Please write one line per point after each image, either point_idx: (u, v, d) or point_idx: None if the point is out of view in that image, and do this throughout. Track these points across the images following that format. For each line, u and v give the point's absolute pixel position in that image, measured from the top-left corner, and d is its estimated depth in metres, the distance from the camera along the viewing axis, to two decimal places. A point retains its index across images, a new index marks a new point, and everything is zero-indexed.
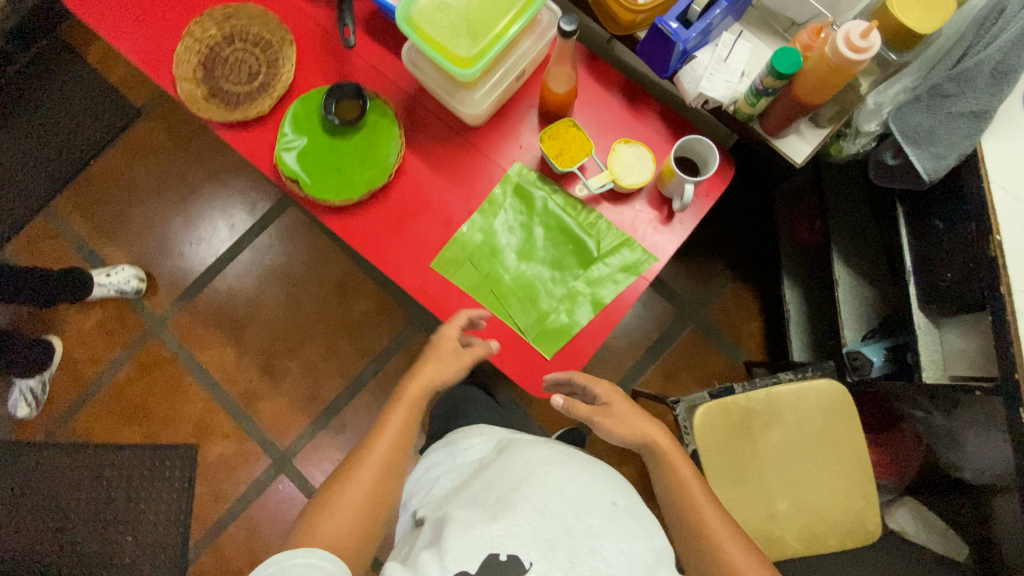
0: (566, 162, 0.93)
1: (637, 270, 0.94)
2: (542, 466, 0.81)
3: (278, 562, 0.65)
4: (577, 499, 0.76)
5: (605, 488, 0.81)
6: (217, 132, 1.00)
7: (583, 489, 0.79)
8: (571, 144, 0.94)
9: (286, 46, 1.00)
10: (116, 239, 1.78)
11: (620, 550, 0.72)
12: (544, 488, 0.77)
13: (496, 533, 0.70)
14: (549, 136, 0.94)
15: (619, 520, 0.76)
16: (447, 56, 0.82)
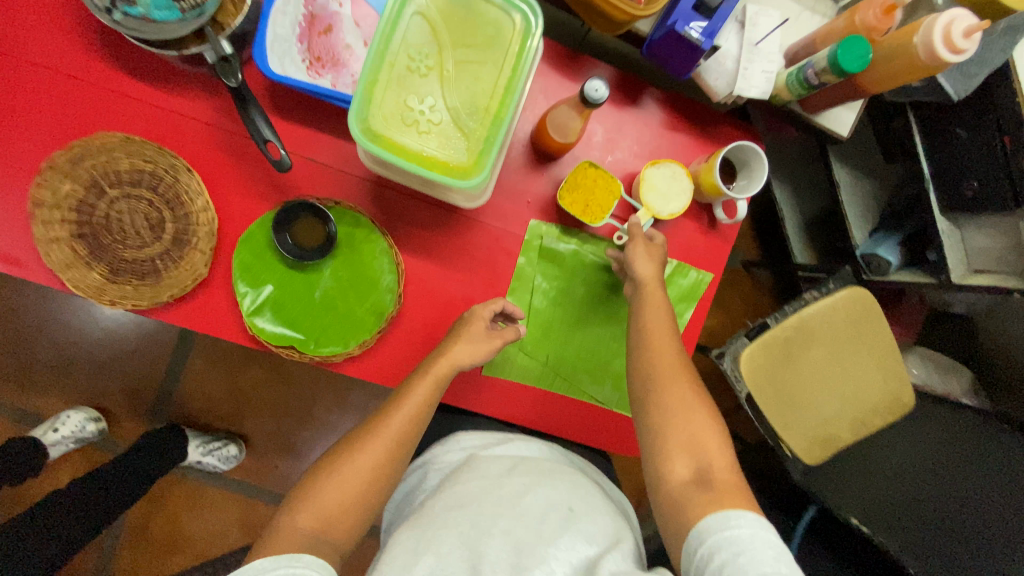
0: (595, 215, 0.79)
1: (696, 294, 0.87)
2: (497, 481, 0.74)
3: (268, 572, 0.59)
4: (526, 511, 0.69)
5: (562, 494, 0.73)
6: (152, 315, 0.76)
7: (540, 497, 0.71)
8: (595, 190, 0.79)
9: (184, 175, 0.74)
10: (39, 383, 1.47)
11: (568, 560, 0.64)
12: (495, 506, 0.69)
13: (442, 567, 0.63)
14: (567, 189, 0.79)
15: (575, 525, 0.68)
16: (435, 165, 0.60)
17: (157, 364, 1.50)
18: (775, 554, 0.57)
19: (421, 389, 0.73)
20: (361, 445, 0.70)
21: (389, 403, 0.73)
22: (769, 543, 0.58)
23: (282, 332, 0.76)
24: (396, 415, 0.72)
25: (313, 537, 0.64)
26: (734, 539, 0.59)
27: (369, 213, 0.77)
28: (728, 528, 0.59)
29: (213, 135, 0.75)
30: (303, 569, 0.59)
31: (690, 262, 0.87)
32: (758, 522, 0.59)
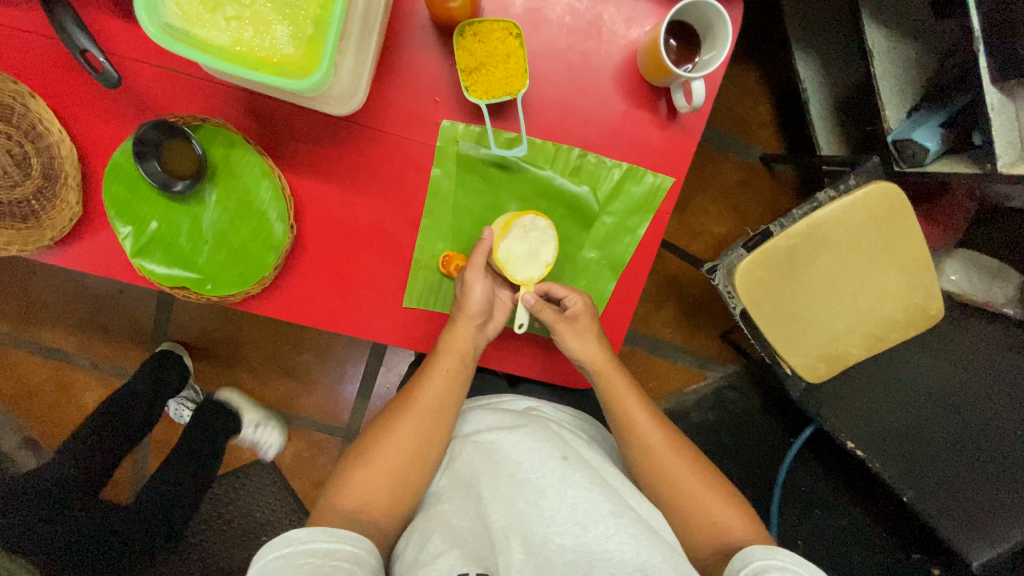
0: (477, 85, 0.64)
1: (652, 204, 0.72)
2: (494, 440, 0.67)
3: (338, 538, 0.57)
4: (527, 474, 0.63)
5: (554, 442, 0.67)
6: (44, 261, 0.71)
7: (534, 451, 0.66)
8: (502, 62, 0.63)
9: (31, 101, 0.64)
10: (48, 318, 1.53)
11: (575, 522, 0.60)
12: (495, 472, 0.64)
13: (458, 545, 0.57)
14: (472, 35, 0.63)
15: (574, 477, 0.63)
16: (260, 62, 0.48)
17: (148, 297, 1.52)
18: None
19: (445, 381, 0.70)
20: (386, 430, 0.67)
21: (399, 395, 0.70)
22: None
23: (174, 276, 0.69)
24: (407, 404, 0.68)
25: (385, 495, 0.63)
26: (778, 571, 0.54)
27: (242, 130, 0.67)
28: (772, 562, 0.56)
29: (54, 49, 0.65)
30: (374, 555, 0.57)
31: (645, 163, 0.71)
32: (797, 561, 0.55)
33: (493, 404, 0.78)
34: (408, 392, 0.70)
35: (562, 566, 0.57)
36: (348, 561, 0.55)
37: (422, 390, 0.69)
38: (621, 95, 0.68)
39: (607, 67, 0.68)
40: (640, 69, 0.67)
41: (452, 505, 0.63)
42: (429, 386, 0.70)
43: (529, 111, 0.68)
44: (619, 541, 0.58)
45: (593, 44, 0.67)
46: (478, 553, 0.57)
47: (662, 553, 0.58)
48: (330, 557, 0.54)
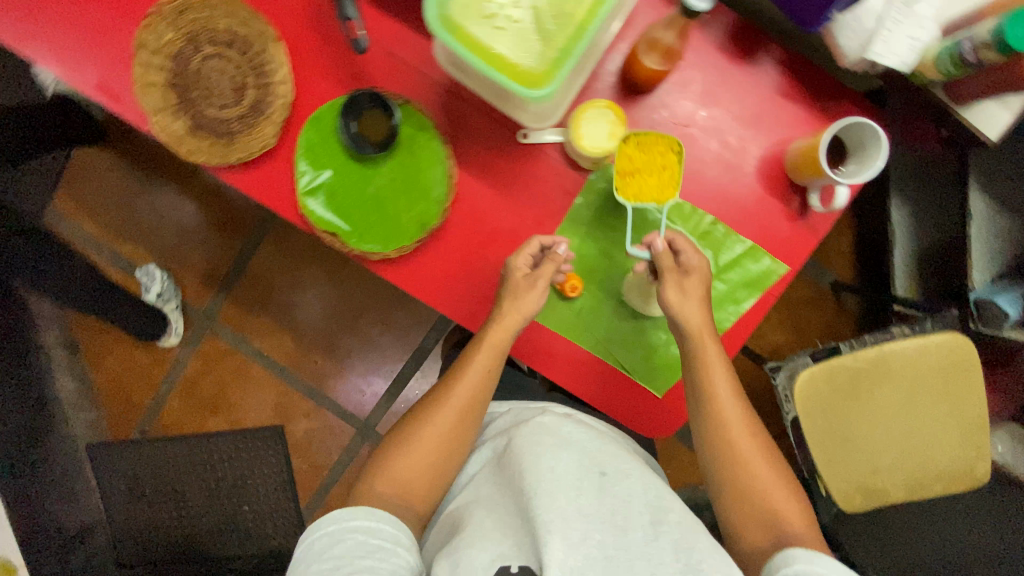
0: (627, 189, 0.71)
1: (763, 285, 0.77)
2: (533, 443, 0.72)
3: (337, 522, 0.64)
4: (565, 475, 0.67)
5: (592, 456, 0.70)
6: (220, 175, 0.79)
7: (575, 461, 0.69)
8: (653, 169, 0.71)
9: (271, 44, 0.74)
10: (131, 235, 1.62)
11: (614, 522, 0.62)
12: (533, 471, 0.67)
13: (497, 544, 0.62)
14: (637, 143, 0.70)
15: (612, 492, 0.66)
16: (504, 67, 0.57)
17: (230, 243, 1.61)
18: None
19: (449, 418, 0.74)
20: (429, 414, 0.75)
21: (411, 429, 0.75)
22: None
23: (330, 223, 0.77)
24: (418, 441, 0.73)
25: (396, 494, 0.71)
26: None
27: (434, 118, 0.76)
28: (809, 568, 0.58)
29: (303, 9, 0.75)
30: (380, 522, 0.65)
31: (766, 247, 0.77)
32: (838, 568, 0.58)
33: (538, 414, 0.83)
34: (419, 428, 0.74)
35: (603, 560, 0.58)
36: (354, 536, 0.63)
37: (427, 431, 0.74)
38: (763, 182, 0.76)
39: (759, 154, 0.75)
40: (786, 163, 0.75)
41: (494, 508, 0.69)
42: (431, 429, 0.74)
43: (678, 172, 0.76)
44: (660, 545, 0.59)
45: (751, 133, 0.75)
46: (519, 550, 0.61)
47: (706, 543, 0.59)
48: (334, 543, 0.62)
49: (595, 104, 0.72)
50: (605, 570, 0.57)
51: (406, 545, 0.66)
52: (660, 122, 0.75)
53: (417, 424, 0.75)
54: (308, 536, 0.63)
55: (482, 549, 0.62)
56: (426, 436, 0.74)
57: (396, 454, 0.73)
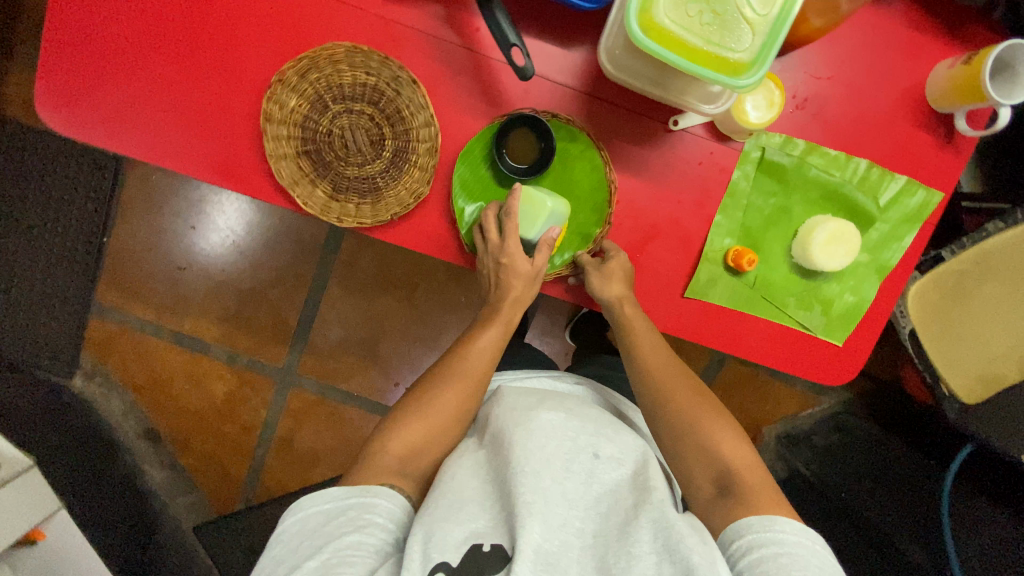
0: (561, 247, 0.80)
1: (923, 216, 0.79)
2: (527, 417, 0.67)
3: (331, 498, 0.60)
4: (553, 453, 0.63)
5: (589, 433, 0.66)
6: (369, 233, 0.76)
7: (568, 436, 0.65)
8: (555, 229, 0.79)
9: (407, 87, 0.71)
10: (190, 311, 1.55)
11: (598, 511, 0.61)
12: (524, 446, 0.62)
13: (472, 518, 0.59)
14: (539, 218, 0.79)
15: (603, 475, 0.63)
16: (708, 59, 0.56)
17: (295, 293, 1.56)
18: (832, 569, 0.56)
19: (463, 386, 0.71)
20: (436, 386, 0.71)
21: (434, 390, 0.71)
22: (816, 554, 0.56)
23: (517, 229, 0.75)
24: (436, 409, 0.69)
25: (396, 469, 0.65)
26: (778, 541, 0.57)
27: (585, 126, 0.75)
28: (771, 530, 0.58)
29: (428, 42, 0.72)
30: (374, 497, 0.61)
31: (919, 179, 0.79)
32: (806, 530, 0.57)
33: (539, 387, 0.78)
34: (427, 399, 0.70)
35: (581, 549, 0.58)
36: (347, 514, 0.59)
37: (447, 393, 0.70)
38: (907, 117, 0.77)
39: (898, 92, 0.77)
40: (927, 94, 0.77)
41: (474, 472, 0.64)
42: (449, 397, 0.70)
43: (824, 127, 0.77)
44: (640, 525, 0.57)
45: (888, 73, 0.76)
46: (494, 529, 0.58)
47: (683, 522, 0.57)
48: (329, 520, 0.58)
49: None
50: (581, 557, 0.57)
51: (399, 522, 0.61)
52: (802, 81, 0.76)
53: (437, 387, 0.71)
54: (294, 512, 0.59)
55: (455, 523, 0.58)
56: (445, 400, 0.70)
57: (415, 415, 0.69)
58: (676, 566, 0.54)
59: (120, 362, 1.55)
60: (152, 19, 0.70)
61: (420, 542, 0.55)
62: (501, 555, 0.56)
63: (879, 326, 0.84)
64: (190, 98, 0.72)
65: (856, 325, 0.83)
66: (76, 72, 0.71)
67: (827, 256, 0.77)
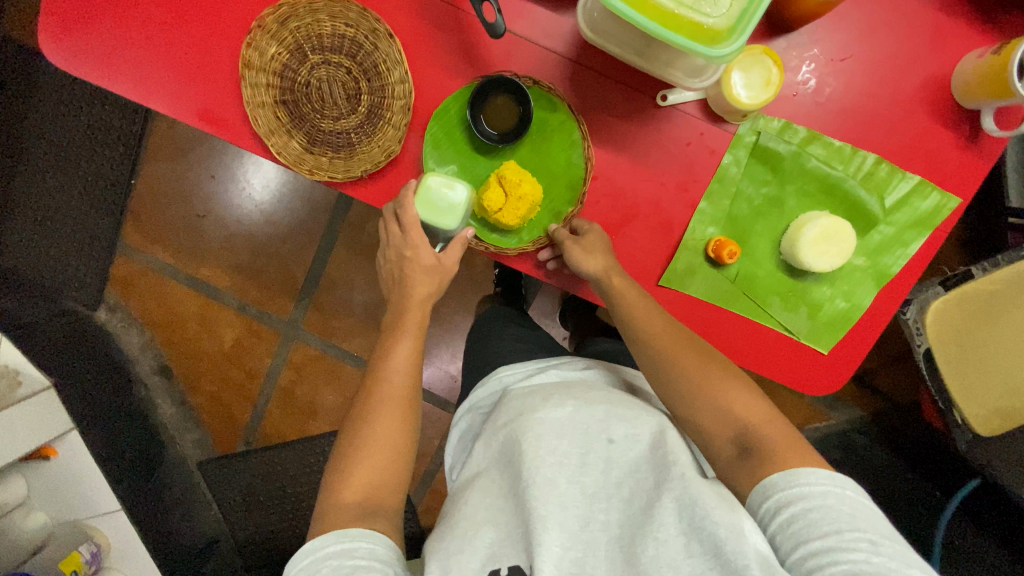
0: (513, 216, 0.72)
1: (934, 222, 0.72)
2: (532, 418, 0.65)
3: (310, 554, 0.55)
4: (563, 455, 0.61)
5: (598, 419, 0.64)
6: (341, 190, 0.76)
7: (577, 432, 0.63)
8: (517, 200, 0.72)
9: (384, 41, 0.70)
10: (206, 258, 1.60)
11: (621, 498, 0.59)
12: (530, 453, 0.61)
13: (489, 538, 0.59)
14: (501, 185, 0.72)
15: (621, 461, 0.61)
16: (684, 27, 0.53)
17: (304, 250, 1.59)
18: (872, 517, 0.51)
19: (391, 409, 0.66)
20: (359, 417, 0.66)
21: (358, 431, 0.65)
22: (850, 502, 0.52)
23: (428, 223, 0.71)
24: (364, 451, 0.64)
25: (360, 507, 0.60)
26: (806, 496, 0.53)
27: (566, 96, 0.71)
28: (796, 485, 0.54)
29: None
30: (354, 542, 0.55)
31: (933, 180, 0.72)
32: (833, 480, 0.53)
33: (547, 377, 0.75)
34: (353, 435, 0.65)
35: (608, 545, 0.57)
36: (331, 564, 0.54)
37: (367, 425, 0.65)
38: (926, 111, 0.70)
39: (917, 82, 0.70)
40: (951, 86, 0.69)
41: (489, 489, 0.64)
42: (377, 424, 0.65)
43: (832, 115, 0.71)
44: (663, 506, 0.56)
45: (909, 59, 0.69)
46: (513, 547, 0.57)
47: (709, 494, 0.55)
48: None
49: (750, 51, 0.66)
50: (607, 555, 0.56)
51: (388, 558, 0.56)
52: (810, 62, 0.70)
53: (359, 423, 0.66)
54: (287, 572, 0.56)
55: (472, 548, 0.58)
56: (369, 432, 0.65)
57: (349, 461, 0.63)
58: (705, 546, 0.53)
59: (139, 302, 1.62)
60: None
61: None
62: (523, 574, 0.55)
63: (874, 337, 0.78)
64: (175, 42, 0.73)
65: (845, 333, 0.77)
66: (70, 11, 0.73)
67: (812, 255, 0.71)
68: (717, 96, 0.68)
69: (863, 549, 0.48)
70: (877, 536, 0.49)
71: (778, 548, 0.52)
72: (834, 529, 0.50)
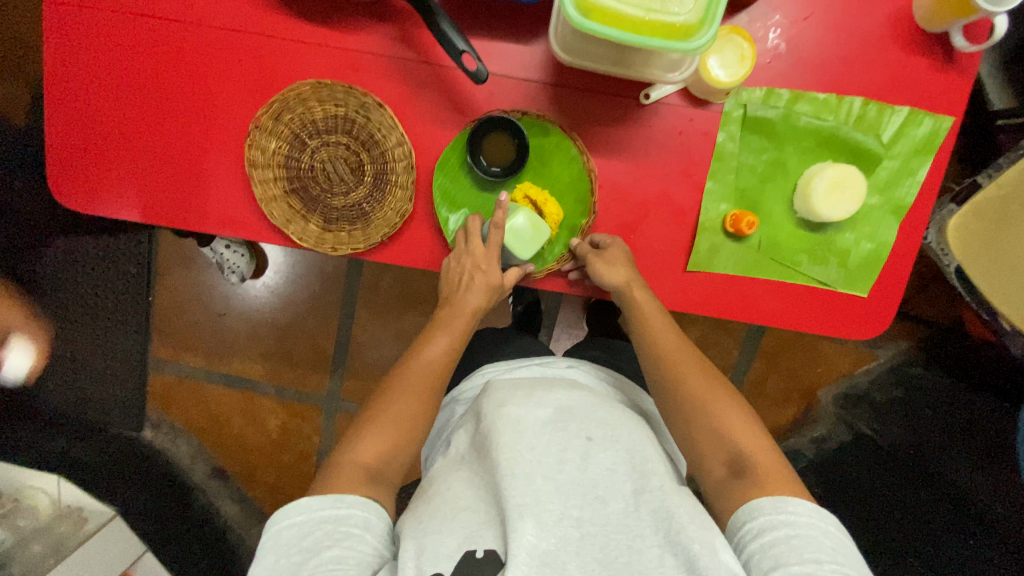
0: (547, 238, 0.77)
1: (934, 145, 0.74)
2: (517, 413, 0.65)
3: (305, 511, 0.57)
4: (545, 448, 0.61)
5: (582, 421, 0.65)
6: (363, 257, 0.78)
7: (558, 428, 0.64)
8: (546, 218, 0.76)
9: (375, 111, 0.73)
10: (234, 352, 1.63)
11: (598, 496, 0.59)
12: (512, 443, 0.61)
13: (466, 523, 0.58)
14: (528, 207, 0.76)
15: (599, 460, 0.61)
16: (656, 29, 0.55)
17: (327, 321, 1.61)
18: (849, 553, 0.54)
19: (417, 389, 0.69)
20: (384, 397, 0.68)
21: (382, 400, 0.68)
22: (829, 535, 0.54)
23: (507, 247, 0.74)
24: (386, 418, 0.67)
25: (366, 470, 0.62)
26: (791, 523, 0.55)
27: (555, 119, 0.74)
28: (783, 511, 0.56)
29: (389, 62, 0.73)
30: (349, 508, 0.58)
31: (923, 108, 0.74)
32: (819, 512, 0.55)
33: (529, 373, 0.76)
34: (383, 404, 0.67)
35: (581, 538, 0.56)
36: (324, 527, 0.56)
37: (399, 404, 0.68)
38: (898, 45, 0.73)
39: (882, 21, 0.72)
40: (915, 16, 0.72)
41: (468, 478, 0.63)
42: (402, 399, 0.68)
43: (809, 71, 0.73)
44: (641, 517, 0.58)
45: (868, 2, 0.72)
46: (488, 531, 0.57)
47: (685, 509, 0.57)
48: (303, 535, 0.55)
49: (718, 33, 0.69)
50: (580, 550, 0.56)
51: (379, 530, 0.58)
52: (775, 28, 0.72)
53: (385, 399, 0.68)
54: (273, 525, 0.57)
55: (448, 533, 0.57)
56: (398, 409, 0.68)
57: (367, 428, 0.66)
58: (678, 558, 0.54)
59: (180, 411, 1.64)
60: (136, 91, 0.75)
61: (412, 557, 0.55)
62: (496, 560, 0.54)
63: (908, 270, 0.79)
64: (182, 159, 0.77)
65: (879, 273, 0.78)
66: (83, 154, 0.77)
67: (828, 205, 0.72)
68: (697, 81, 0.70)
69: None
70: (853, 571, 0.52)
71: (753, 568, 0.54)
72: (814, 557, 0.52)
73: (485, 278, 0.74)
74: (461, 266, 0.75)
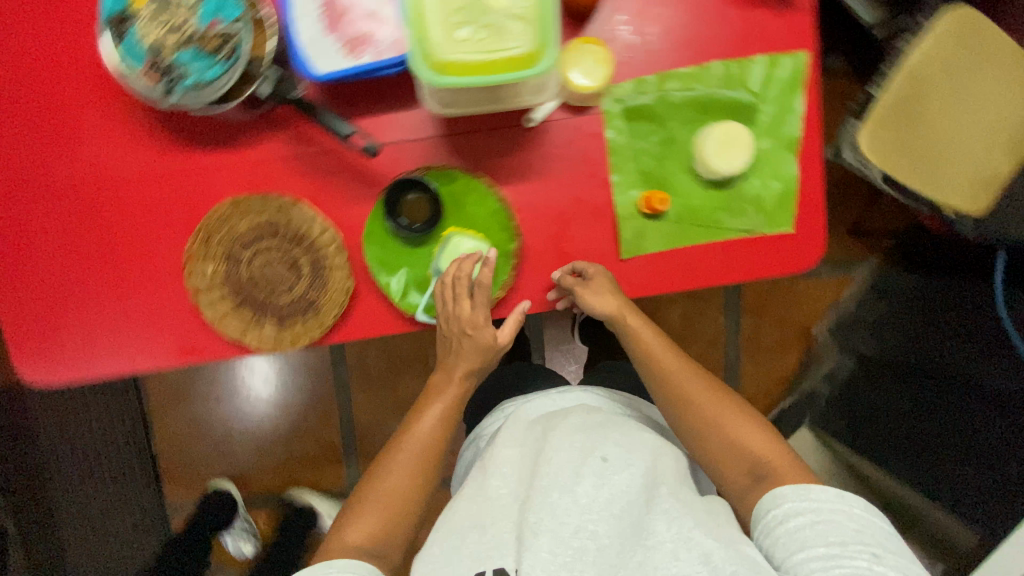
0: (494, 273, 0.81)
1: (802, 81, 0.80)
2: None
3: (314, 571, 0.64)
4: (559, 467, 0.63)
5: (598, 440, 0.67)
6: (325, 342, 0.82)
7: (576, 447, 0.66)
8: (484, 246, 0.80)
9: (294, 208, 0.78)
10: (251, 473, 1.61)
11: (613, 513, 0.59)
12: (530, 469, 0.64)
13: (480, 537, 0.61)
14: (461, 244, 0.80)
15: (613, 478, 0.62)
16: (500, 67, 0.61)
17: (330, 411, 1.62)
18: (874, 530, 0.59)
19: (410, 464, 0.72)
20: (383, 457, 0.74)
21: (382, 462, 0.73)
22: (853, 518, 0.60)
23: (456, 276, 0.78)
24: (391, 472, 0.72)
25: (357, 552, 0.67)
26: (815, 509, 0.61)
27: (459, 164, 0.80)
28: (807, 497, 0.62)
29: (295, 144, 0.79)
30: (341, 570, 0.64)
31: (778, 52, 0.80)
32: (840, 496, 0.61)
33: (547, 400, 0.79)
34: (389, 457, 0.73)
35: (596, 551, 0.57)
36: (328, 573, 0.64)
37: (401, 456, 0.73)
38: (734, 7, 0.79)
39: None
40: None
41: (478, 496, 0.66)
42: (398, 475, 0.72)
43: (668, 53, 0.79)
44: (654, 519, 0.60)
45: None
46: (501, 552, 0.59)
47: (691, 517, 0.61)
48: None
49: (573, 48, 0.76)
50: (595, 559, 0.57)
51: None
52: (623, 26, 0.79)
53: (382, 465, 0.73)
54: None
55: (460, 547, 0.61)
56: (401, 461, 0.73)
57: (355, 506, 0.71)
58: (694, 553, 0.57)
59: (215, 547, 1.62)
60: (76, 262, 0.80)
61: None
62: None
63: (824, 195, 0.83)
64: (135, 309, 0.80)
65: (797, 207, 0.82)
66: (43, 334, 0.81)
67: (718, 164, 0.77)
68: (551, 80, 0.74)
69: (865, 558, 0.56)
70: (881, 549, 0.57)
71: (773, 556, 0.61)
72: (840, 539, 0.58)
73: (474, 343, 0.78)
74: (454, 329, 0.78)
